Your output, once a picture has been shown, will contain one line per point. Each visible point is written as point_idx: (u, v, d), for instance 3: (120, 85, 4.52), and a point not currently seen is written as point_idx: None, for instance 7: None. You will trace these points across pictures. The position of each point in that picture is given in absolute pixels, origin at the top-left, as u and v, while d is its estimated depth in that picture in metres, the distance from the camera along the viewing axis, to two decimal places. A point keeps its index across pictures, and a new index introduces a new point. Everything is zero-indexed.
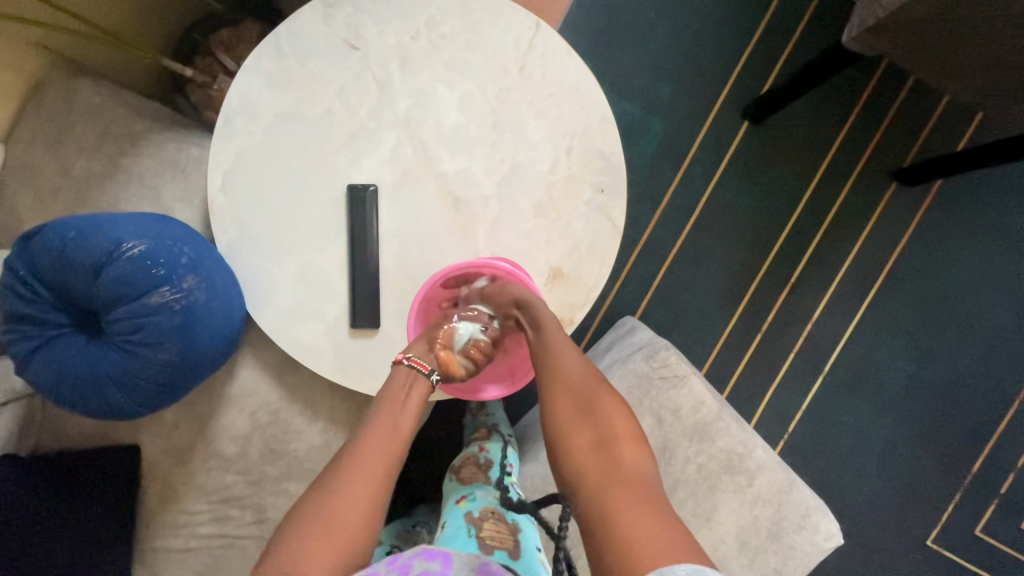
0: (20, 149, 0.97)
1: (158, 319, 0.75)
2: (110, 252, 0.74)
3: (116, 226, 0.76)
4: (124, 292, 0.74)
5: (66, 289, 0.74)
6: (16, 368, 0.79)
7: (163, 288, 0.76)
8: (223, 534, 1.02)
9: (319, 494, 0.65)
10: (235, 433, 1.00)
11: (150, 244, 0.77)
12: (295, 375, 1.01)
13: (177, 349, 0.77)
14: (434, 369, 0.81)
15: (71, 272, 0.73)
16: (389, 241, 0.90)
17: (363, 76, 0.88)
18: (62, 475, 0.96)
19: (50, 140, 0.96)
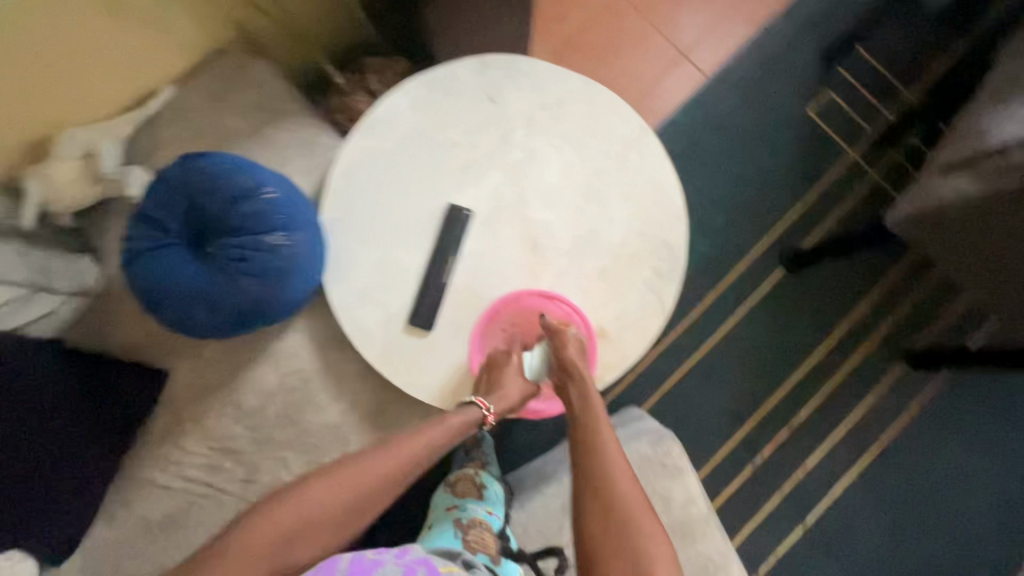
0: (183, 92, 1.12)
1: (266, 257, 0.85)
2: (252, 191, 0.85)
3: (264, 173, 0.88)
4: (248, 225, 0.85)
5: (201, 208, 0.85)
6: (121, 261, 0.87)
7: (279, 233, 0.86)
8: (208, 484, 1.04)
9: (306, 492, 0.78)
10: (260, 388, 1.04)
11: (284, 195, 0.88)
12: (336, 353, 1.06)
13: (267, 287, 0.86)
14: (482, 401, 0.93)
15: (213, 195, 0.84)
16: (466, 260, 1.01)
17: (491, 124, 1.04)
18: (76, 390, 1.00)
19: (212, 93, 1.12)
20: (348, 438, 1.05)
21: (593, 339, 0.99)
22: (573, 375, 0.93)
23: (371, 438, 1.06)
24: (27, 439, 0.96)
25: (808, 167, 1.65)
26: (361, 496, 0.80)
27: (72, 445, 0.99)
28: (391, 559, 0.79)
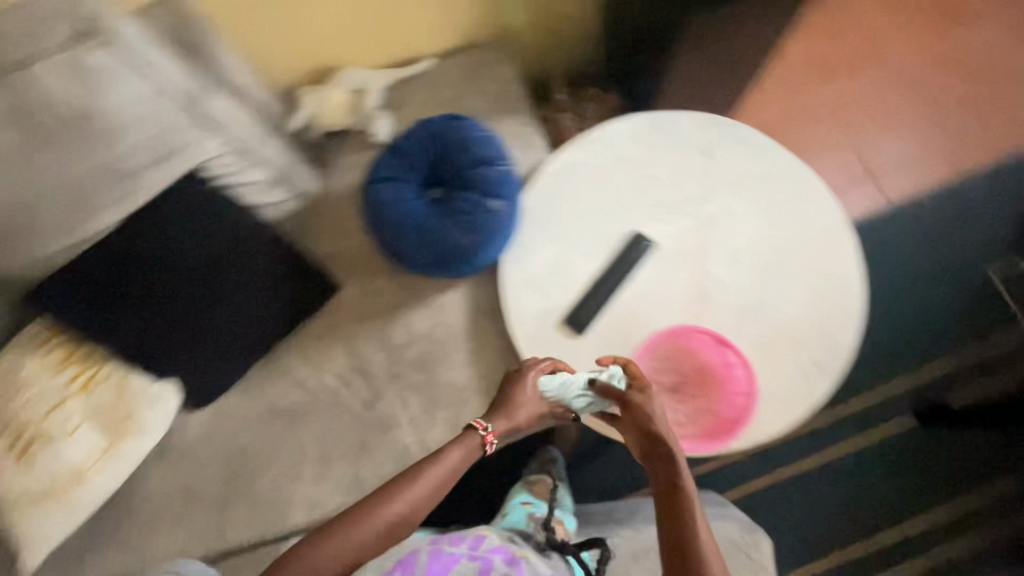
0: (439, 65, 1.30)
1: (484, 217, 0.97)
2: (494, 160, 0.98)
3: (501, 147, 1.00)
4: (480, 187, 0.97)
5: (450, 161, 0.99)
6: (367, 181, 1.03)
7: (501, 201, 0.98)
8: (334, 394, 1.14)
9: (347, 543, 0.81)
10: (410, 329, 1.14)
11: (514, 172, 1.00)
12: (484, 324, 1.14)
13: (474, 243, 0.98)
14: (482, 424, 0.93)
15: (463, 154, 0.98)
16: (633, 285, 1.07)
17: (696, 175, 1.11)
18: (264, 276, 1.11)
19: (461, 73, 1.28)
20: (466, 403, 1.11)
21: (750, 399, 0.99)
22: (665, 453, 0.82)
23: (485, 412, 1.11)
24: (221, 299, 1.08)
25: (972, 325, 1.56)
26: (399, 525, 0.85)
27: (245, 320, 1.11)
28: (464, 552, 0.81)
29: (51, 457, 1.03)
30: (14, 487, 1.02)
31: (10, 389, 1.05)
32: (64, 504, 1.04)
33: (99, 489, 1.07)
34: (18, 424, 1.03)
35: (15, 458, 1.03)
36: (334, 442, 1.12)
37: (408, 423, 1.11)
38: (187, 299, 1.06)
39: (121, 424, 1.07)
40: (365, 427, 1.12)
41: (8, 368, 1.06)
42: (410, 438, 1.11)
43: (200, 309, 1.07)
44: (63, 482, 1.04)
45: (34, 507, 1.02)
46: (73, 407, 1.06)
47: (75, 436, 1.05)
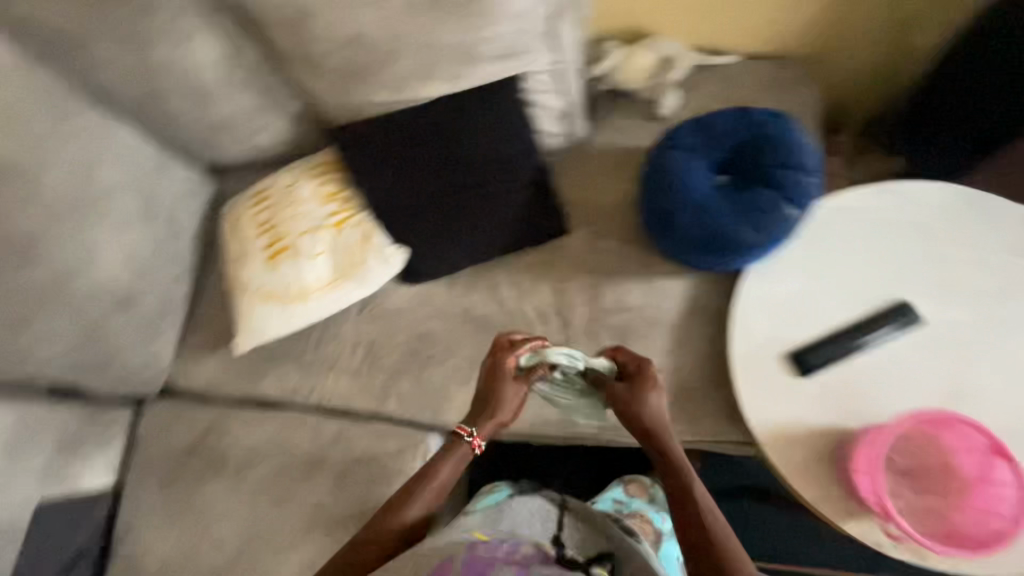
0: (743, 65, 1.27)
1: (773, 218, 0.93)
2: (805, 167, 0.94)
3: (816, 160, 0.96)
4: (782, 188, 0.94)
5: (758, 152, 0.96)
6: (659, 142, 1.04)
7: (795, 210, 0.94)
8: (526, 324, 1.17)
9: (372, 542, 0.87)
10: (621, 297, 1.14)
11: (817, 187, 0.96)
12: (695, 322, 1.11)
13: (750, 239, 0.94)
14: (467, 431, 0.89)
15: (778, 150, 0.95)
16: (879, 351, 0.98)
17: (998, 270, 1.00)
18: (519, 192, 1.16)
19: (764, 79, 1.25)
20: None
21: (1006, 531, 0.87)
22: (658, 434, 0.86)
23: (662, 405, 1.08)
24: (479, 196, 1.15)
25: None
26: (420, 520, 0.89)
27: (482, 225, 1.17)
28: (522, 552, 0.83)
29: (297, 267, 1.18)
30: (262, 278, 1.18)
31: (288, 199, 1.21)
32: (287, 311, 1.18)
33: (317, 312, 1.19)
34: (285, 230, 1.19)
35: (272, 256, 1.19)
36: None
37: None
38: (450, 184, 1.14)
39: (354, 267, 1.19)
40: None
41: (290, 184, 1.23)
42: None
43: (456, 196, 1.15)
44: (296, 292, 1.18)
45: (268, 302, 1.18)
46: (326, 235, 1.19)
47: (318, 258, 1.18)
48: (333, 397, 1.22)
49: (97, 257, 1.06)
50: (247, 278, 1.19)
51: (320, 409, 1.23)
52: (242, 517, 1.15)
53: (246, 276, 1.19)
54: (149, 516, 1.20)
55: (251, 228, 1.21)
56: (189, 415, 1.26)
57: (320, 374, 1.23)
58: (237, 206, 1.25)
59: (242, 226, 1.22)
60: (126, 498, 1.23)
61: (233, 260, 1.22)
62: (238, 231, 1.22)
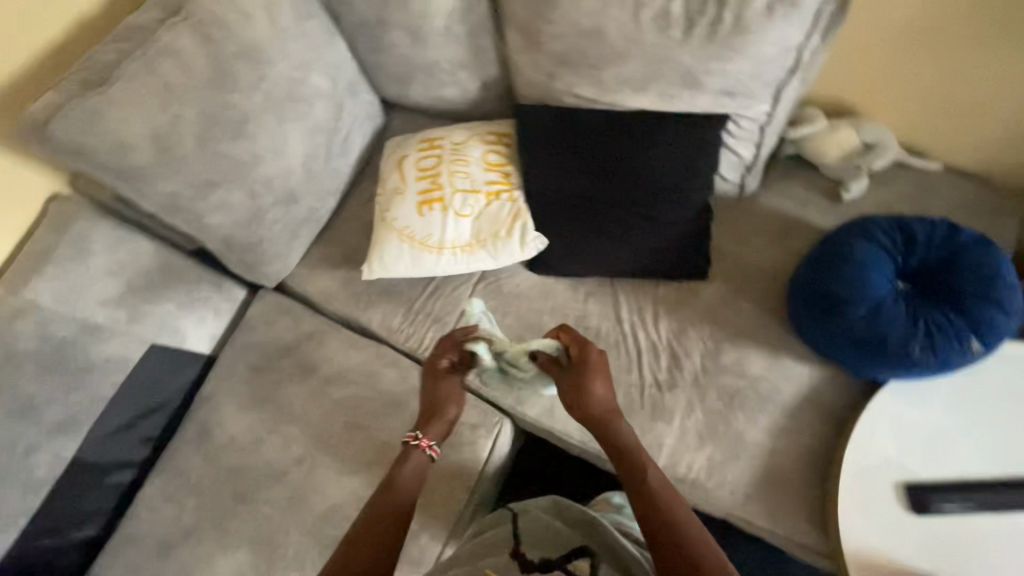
0: (951, 178, 1.19)
1: (952, 348, 0.87)
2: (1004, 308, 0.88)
3: (1018, 303, 0.89)
4: (973, 320, 0.87)
5: (958, 274, 0.90)
6: (844, 227, 0.99)
7: (977, 346, 0.88)
8: (635, 353, 1.16)
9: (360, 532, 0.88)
10: (740, 361, 1.11)
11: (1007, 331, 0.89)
12: (810, 415, 1.06)
13: (918, 359, 0.88)
14: (413, 433, 1.00)
15: (980, 279, 0.89)
16: (1011, 521, 0.90)
17: None
18: (679, 225, 1.15)
19: (971, 200, 1.16)
20: (738, 460, 1.05)
21: None
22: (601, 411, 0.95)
23: (748, 483, 1.04)
24: (639, 217, 1.15)
25: None
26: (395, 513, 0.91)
27: (630, 243, 1.16)
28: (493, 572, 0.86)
29: (444, 220, 1.21)
30: (408, 219, 1.22)
31: (456, 156, 1.25)
32: (420, 259, 1.22)
33: (446, 266, 1.23)
34: (444, 183, 1.23)
35: (425, 202, 1.23)
36: None
37: (676, 429, 1.09)
38: (617, 195, 1.14)
39: (494, 238, 1.20)
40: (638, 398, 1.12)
41: (462, 144, 1.26)
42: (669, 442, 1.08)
43: (617, 208, 1.15)
44: (435, 243, 1.21)
45: (406, 242, 1.21)
46: (480, 200, 1.22)
47: (465, 219, 1.21)
48: (428, 349, 1.25)
49: (286, 151, 1.10)
50: (394, 213, 1.24)
51: (412, 356, 1.28)
52: (314, 426, 1.21)
53: (394, 211, 1.24)
54: (233, 393, 1.28)
55: (413, 170, 1.26)
56: (295, 316, 1.33)
57: (424, 325, 1.27)
58: (407, 146, 1.29)
59: (406, 165, 1.27)
60: (219, 369, 1.31)
61: (386, 193, 1.26)
62: (401, 169, 1.27)
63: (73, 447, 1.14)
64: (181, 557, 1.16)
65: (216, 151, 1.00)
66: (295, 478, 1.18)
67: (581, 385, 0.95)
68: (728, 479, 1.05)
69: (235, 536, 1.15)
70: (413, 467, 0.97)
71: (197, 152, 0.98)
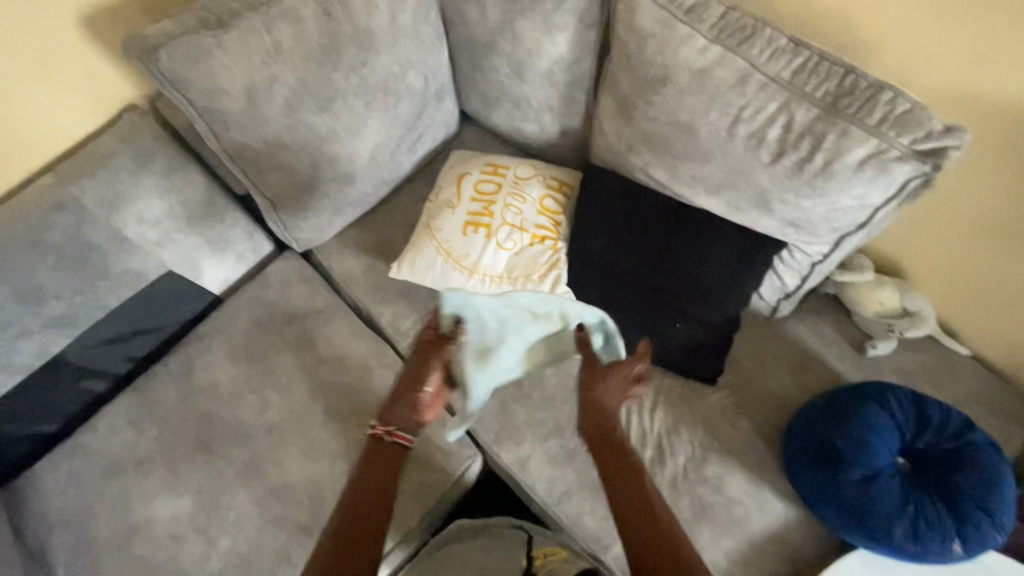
0: (980, 370, 1.18)
1: (932, 543, 0.87)
2: (996, 521, 0.87)
3: (1010, 519, 0.88)
4: (961, 523, 0.87)
5: (961, 473, 0.89)
6: (862, 386, 0.98)
7: (957, 549, 0.87)
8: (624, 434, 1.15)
9: (355, 488, 0.91)
10: (722, 477, 1.10)
11: (991, 544, 0.88)
12: (772, 554, 1.05)
13: (897, 544, 0.88)
14: (378, 424, 0.98)
15: (981, 486, 0.88)
16: None
17: None
18: (701, 327, 1.16)
19: (993, 399, 1.15)
20: None
21: None
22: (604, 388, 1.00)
23: None
24: (667, 307, 1.16)
25: None
26: (381, 472, 0.93)
27: (653, 328, 1.17)
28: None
29: (484, 247, 1.22)
30: (451, 234, 1.24)
31: (515, 190, 1.25)
32: (448, 275, 1.23)
33: (471, 290, 1.24)
34: (496, 212, 1.24)
35: (472, 223, 1.24)
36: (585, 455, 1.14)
37: None
38: (655, 279, 1.15)
39: (525, 279, 1.21)
40: None
41: (522, 181, 1.27)
42: None
43: (652, 291, 1.16)
44: (468, 264, 1.22)
45: (442, 254, 1.23)
46: (524, 239, 1.22)
47: (505, 252, 1.22)
48: None
49: (360, 137, 1.13)
50: (440, 224, 1.25)
51: None
52: (295, 400, 1.21)
53: (439, 222, 1.25)
54: (228, 341, 1.28)
55: (471, 189, 1.27)
56: (312, 286, 1.34)
57: None
58: (472, 164, 1.31)
59: (465, 183, 1.28)
60: (223, 312, 1.32)
61: (438, 202, 1.28)
62: (460, 185, 1.28)
63: (61, 344, 1.15)
64: (126, 483, 1.15)
65: (298, 118, 1.03)
66: (259, 444, 1.17)
67: (595, 367, 1.01)
68: None
69: (184, 481, 1.15)
70: (387, 450, 0.96)
71: (281, 114, 1.01)
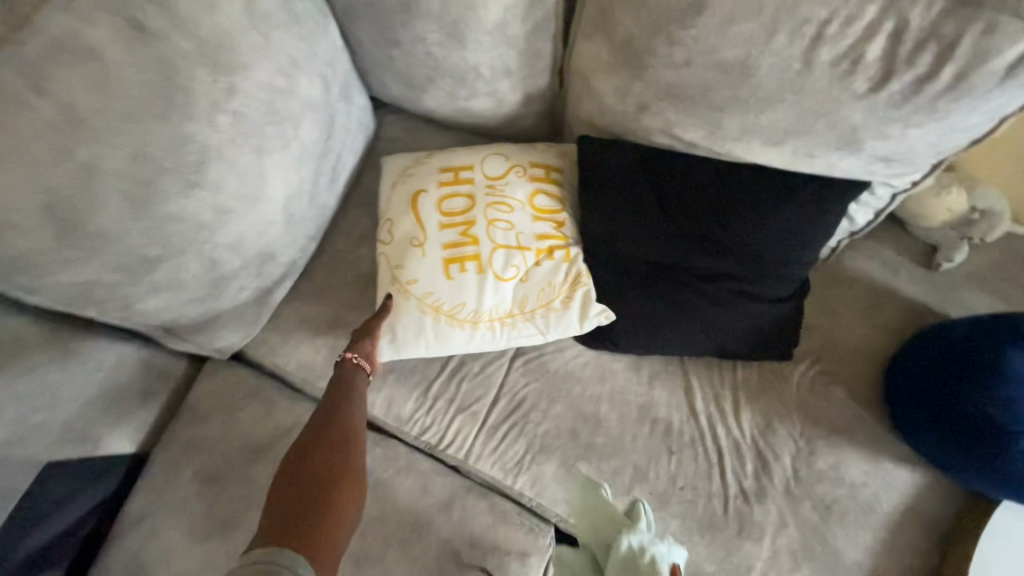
0: None
1: None
2: None
3: None
4: None
5: None
6: (989, 331, 0.88)
7: None
8: (716, 455, 0.96)
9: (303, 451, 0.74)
10: (837, 465, 0.95)
11: None
12: (914, 531, 0.92)
13: None
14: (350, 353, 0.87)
15: None
16: None
17: None
18: (774, 304, 0.93)
19: None
20: None
21: None
22: None
23: None
24: (731, 296, 0.91)
25: None
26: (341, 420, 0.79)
27: (719, 322, 0.93)
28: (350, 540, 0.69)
29: (481, 285, 0.89)
30: (433, 282, 0.90)
31: (494, 197, 0.92)
32: (447, 337, 0.92)
33: (480, 343, 0.93)
34: (481, 234, 0.91)
35: (455, 259, 0.90)
36: (683, 495, 0.94)
37: (768, 550, 0.92)
38: (712, 266, 0.89)
39: (546, 310, 0.90)
40: (721, 511, 0.93)
41: (500, 182, 0.94)
42: (758, 565, 0.91)
43: (709, 281, 0.91)
44: (468, 314, 0.90)
45: (431, 312, 0.90)
46: (528, 258, 0.90)
47: (509, 283, 0.90)
48: (454, 446, 0.97)
49: (265, 200, 0.75)
50: (413, 272, 0.91)
51: (428, 452, 0.99)
52: None
53: (413, 270, 0.91)
54: (177, 516, 0.92)
55: (436, 214, 0.93)
56: (263, 399, 0.99)
57: (446, 413, 0.98)
58: (424, 177, 0.95)
59: (425, 206, 0.93)
60: (153, 476, 0.95)
61: (399, 242, 0.93)
62: (419, 211, 0.93)
63: None
64: None
65: (161, 215, 0.63)
66: None
67: None
68: None
69: None
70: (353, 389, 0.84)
71: (130, 219, 0.61)
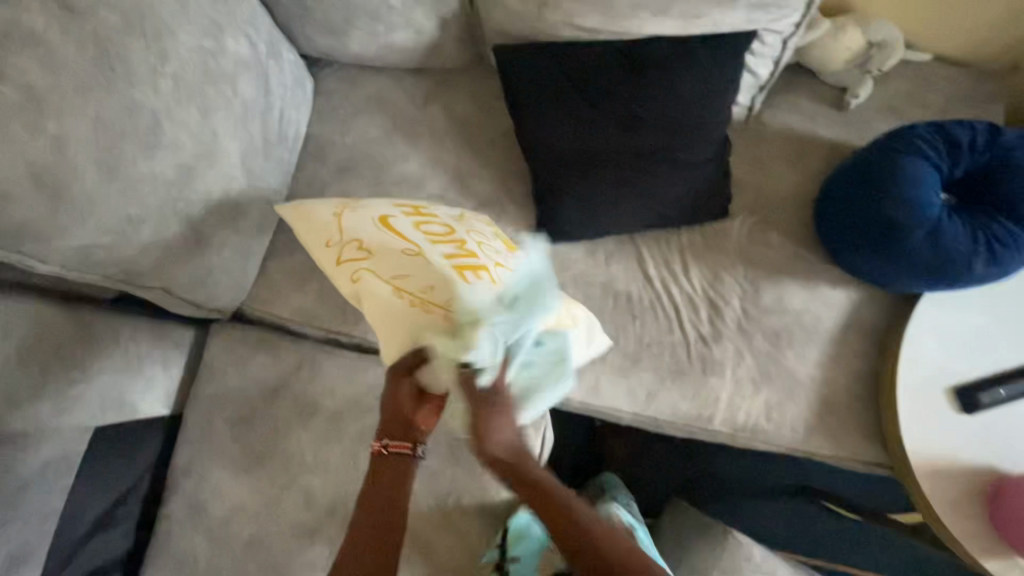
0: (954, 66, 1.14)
1: (1008, 255, 0.92)
2: None
3: None
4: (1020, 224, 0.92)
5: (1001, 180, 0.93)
6: (890, 147, 0.97)
7: None
8: (674, 311, 1.07)
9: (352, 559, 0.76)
10: (779, 297, 1.07)
11: None
12: (853, 338, 1.05)
13: (980, 272, 0.93)
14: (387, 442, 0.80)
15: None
16: None
17: None
18: (702, 165, 1.03)
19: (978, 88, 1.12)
20: (794, 398, 1.04)
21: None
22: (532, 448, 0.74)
23: (806, 414, 1.04)
24: (662, 165, 1.00)
25: None
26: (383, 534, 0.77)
27: (657, 192, 1.02)
28: None
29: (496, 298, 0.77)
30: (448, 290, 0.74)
31: (470, 227, 0.86)
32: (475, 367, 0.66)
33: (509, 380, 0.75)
34: (478, 250, 0.81)
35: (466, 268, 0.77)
36: (651, 350, 1.06)
37: (730, 379, 1.05)
38: (639, 141, 0.98)
39: (568, 332, 0.82)
40: (685, 356, 1.06)
41: (469, 224, 0.87)
42: (724, 393, 1.04)
43: (640, 156, 1.00)
44: None
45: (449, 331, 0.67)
46: None
47: None
48: None
49: (222, 154, 0.83)
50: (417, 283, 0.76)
51: None
52: (334, 467, 1.03)
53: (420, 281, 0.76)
54: (218, 457, 1.05)
55: (417, 235, 0.82)
56: (269, 346, 1.10)
57: None
58: (383, 206, 0.85)
59: (399, 226, 0.82)
60: (189, 430, 1.07)
61: (386, 260, 0.78)
62: (393, 230, 0.81)
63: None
64: None
65: (132, 176, 0.73)
66: (329, 534, 1.01)
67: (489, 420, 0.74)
68: (788, 417, 1.04)
69: None
70: (397, 479, 0.79)
71: (105, 183, 0.70)
